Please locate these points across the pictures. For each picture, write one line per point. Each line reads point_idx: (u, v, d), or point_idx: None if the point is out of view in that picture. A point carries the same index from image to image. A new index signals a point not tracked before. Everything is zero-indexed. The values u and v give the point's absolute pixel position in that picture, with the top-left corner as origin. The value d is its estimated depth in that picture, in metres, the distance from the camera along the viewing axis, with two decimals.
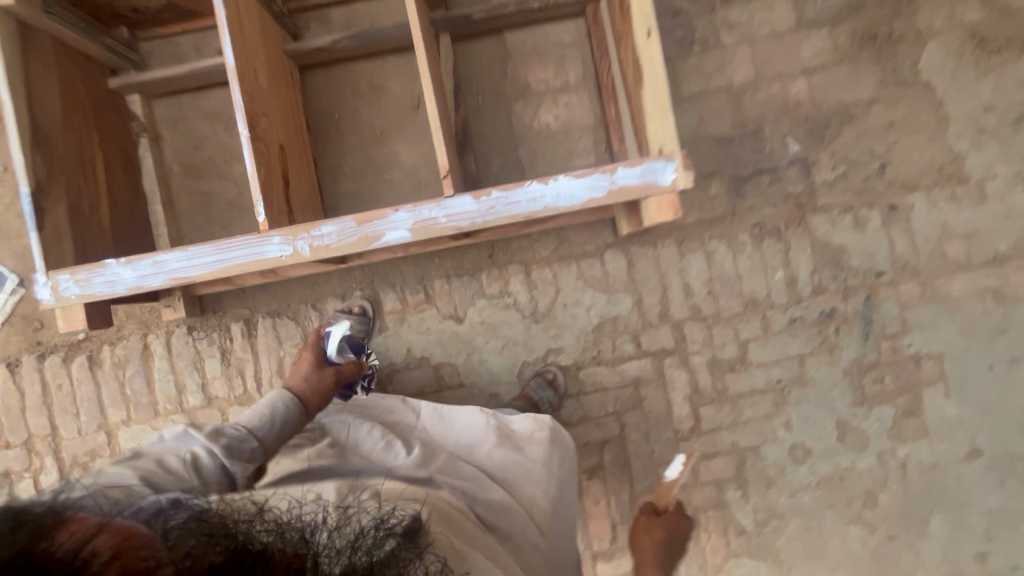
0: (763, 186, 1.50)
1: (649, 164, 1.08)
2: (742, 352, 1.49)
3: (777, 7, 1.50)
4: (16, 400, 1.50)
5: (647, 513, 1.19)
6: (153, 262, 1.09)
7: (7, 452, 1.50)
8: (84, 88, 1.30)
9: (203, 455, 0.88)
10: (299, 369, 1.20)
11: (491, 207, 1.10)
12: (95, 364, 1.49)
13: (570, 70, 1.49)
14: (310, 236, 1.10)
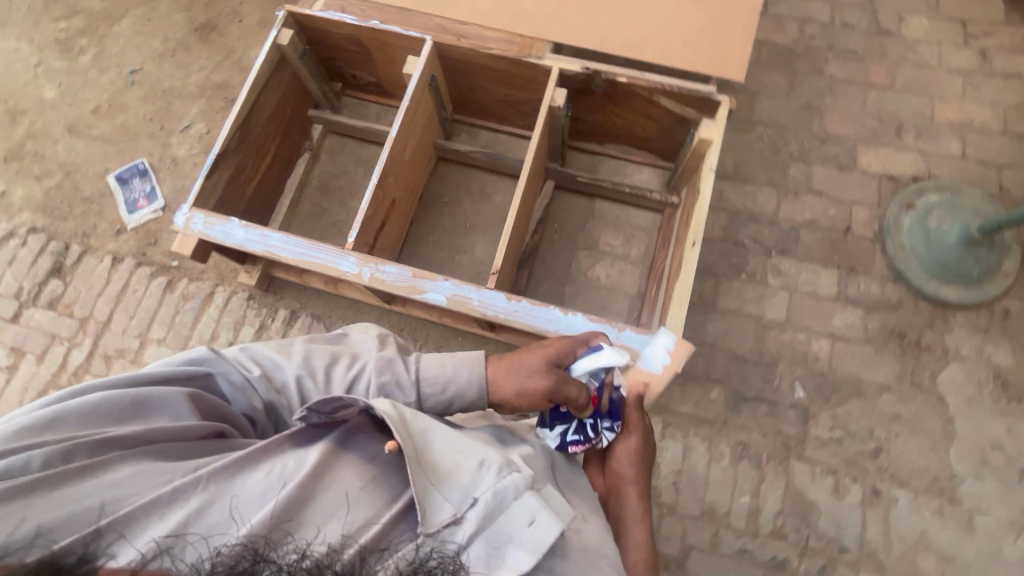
0: (758, 412, 1.62)
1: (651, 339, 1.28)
2: (682, 555, 1.50)
3: (824, 276, 1.72)
4: (99, 285, 1.81)
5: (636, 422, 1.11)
6: (261, 234, 1.41)
7: (63, 319, 1.78)
8: (291, 108, 1.77)
9: (365, 378, 0.93)
10: (532, 353, 1.04)
11: (515, 310, 1.32)
12: (171, 288, 1.80)
13: (634, 247, 1.77)
14: (375, 268, 1.37)
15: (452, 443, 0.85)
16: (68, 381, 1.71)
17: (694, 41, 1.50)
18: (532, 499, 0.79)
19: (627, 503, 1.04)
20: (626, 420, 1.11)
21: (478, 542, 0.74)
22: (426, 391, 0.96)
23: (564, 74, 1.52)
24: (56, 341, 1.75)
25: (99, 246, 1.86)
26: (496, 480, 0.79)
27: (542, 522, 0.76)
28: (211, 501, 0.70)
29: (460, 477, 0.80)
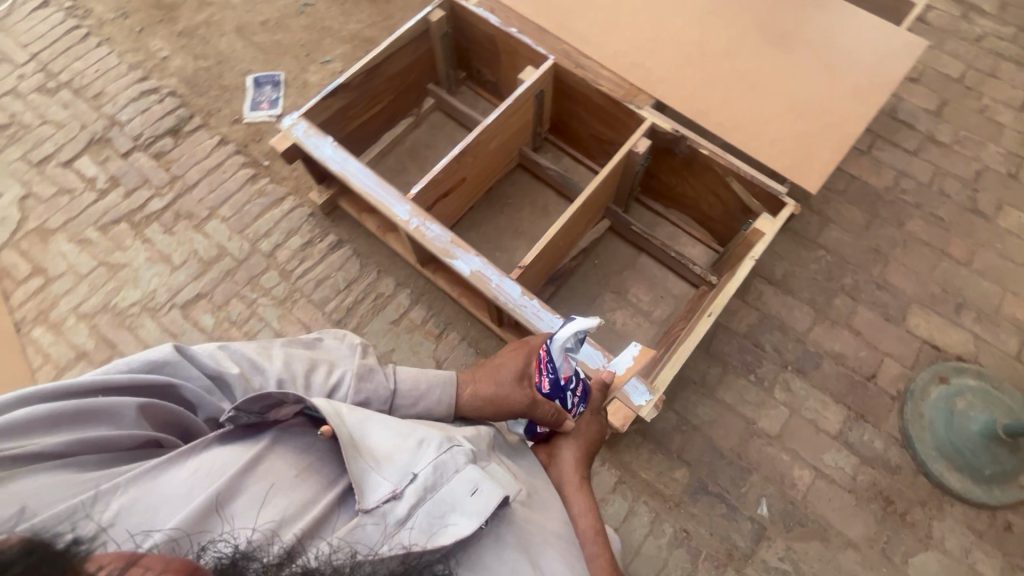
0: (714, 509, 1.58)
1: (633, 382, 1.31)
2: None
3: (832, 410, 1.69)
4: (199, 156, 2.05)
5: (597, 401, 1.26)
6: (344, 158, 1.58)
7: (159, 171, 2.02)
8: (415, 75, 1.98)
9: (342, 386, 0.98)
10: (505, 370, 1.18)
11: (524, 305, 1.40)
12: (253, 181, 2.01)
13: (659, 309, 1.82)
14: (422, 222, 1.50)
15: (388, 431, 0.90)
16: (139, 220, 1.93)
17: (782, 143, 1.59)
18: (473, 472, 0.87)
19: (568, 466, 1.16)
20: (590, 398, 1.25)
21: (419, 514, 0.82)
22: (405, 401, 1.04)
23: (654, 129, 1.63)
24: (145, 185, 1.99)
25: (215, 127, 2.12)
26: (435, 457, 0.87)
27: (484, 488, 0.85)
28: (139, 505, 0.71)
29: (399, 459, 0.86)
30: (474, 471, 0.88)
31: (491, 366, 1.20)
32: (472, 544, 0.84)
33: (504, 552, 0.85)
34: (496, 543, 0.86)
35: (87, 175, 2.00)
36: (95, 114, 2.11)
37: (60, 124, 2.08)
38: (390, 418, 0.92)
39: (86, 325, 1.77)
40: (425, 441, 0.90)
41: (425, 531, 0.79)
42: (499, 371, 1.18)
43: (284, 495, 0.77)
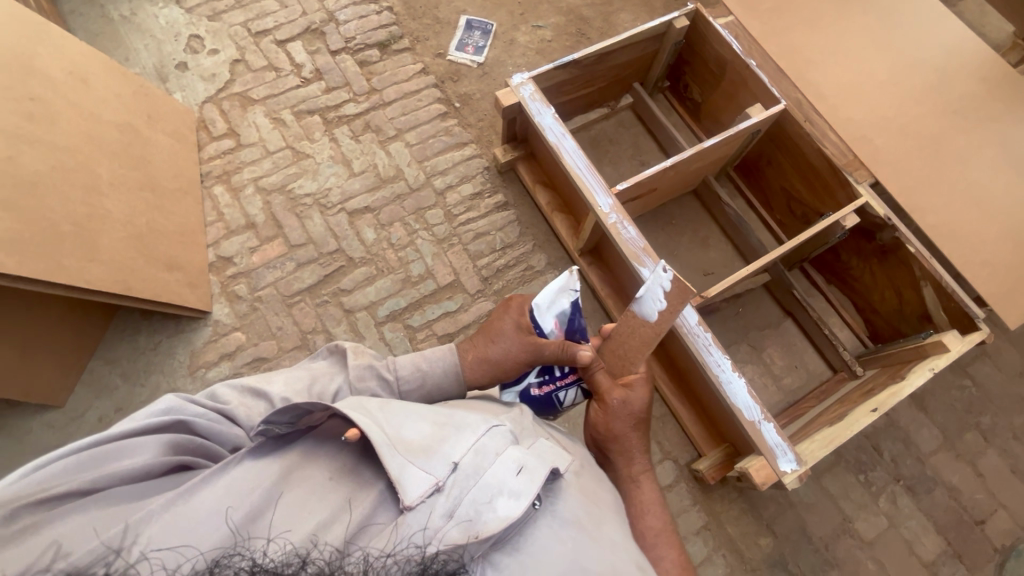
0: None
1: (784, 446, 1.31)
2: None
3: (930, 539, 1.66)
4: (400, 77, 2.10)
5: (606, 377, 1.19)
6: (562, 134, 1.61)
7: (361, 79, 2.08)
8: (629, 71, 1.98)
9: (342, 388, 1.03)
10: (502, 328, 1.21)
11: (697, 335, 1.40)
12: (442, 118, 2.05)
13: (789, 378, 1.80)
14: (619, 221, 1.52)
15: (417, 424, 0.87)
16: (332, 119, 2.00)
17: (990, 266, 1.54)
18: (514, 452, 0.83)
19: (629, 464, 1.18)
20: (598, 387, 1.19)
21: (465, 503, 0.76)
22: (409, 384, 1.09)
23: (866, 208, 1.60)
24: (345, 89, 2.05)
25: (420, 53, 2.16)
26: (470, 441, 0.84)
27: (528, 465, 0.82)
28: (174, 527, 0.66)
29: (432, 449, 0.81)
30: (515, 450, 0.84)
31: (491, 325, 1.23)
32: (527, 526, 0.79)
33: (562, 534, 0.80)
34: (552, 520, 0.81)
35: (296, 60, 2.07)
36: (317, 5, 2.18)
37: (284, 3, 2.16)
38: (417, 411, 0.90)
39: (262, 200, 1.85)
40: (459, 425, 0.88)
41: (470, 518, 0.74)
42: (493, 331, 1.20)
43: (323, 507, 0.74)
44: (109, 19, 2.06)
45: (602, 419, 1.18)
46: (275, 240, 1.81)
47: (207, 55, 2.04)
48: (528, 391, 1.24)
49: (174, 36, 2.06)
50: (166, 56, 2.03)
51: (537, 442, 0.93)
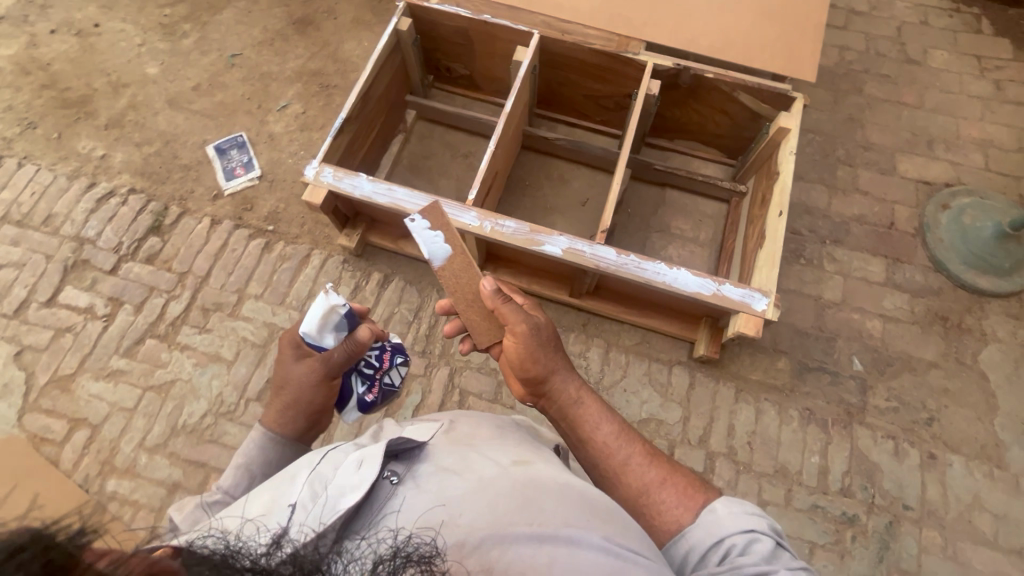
0: (822, 381, 1.75)
1: (749, 291, 1.41)
2: (759, 509, 1.59)
3: (874, 264, 1.91)
4: (198, 243, 1.89)
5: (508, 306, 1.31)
6: (388, 188, 1.54)
7: (163, 273, 1.84)
8: (395, 91, 1.93)
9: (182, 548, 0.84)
10: (286, 366, 1.16)
11: (626, 263, 1.45)
12: (268, 249, 1.89)
13: (703, 232, 1.94)
14: (494, 222, 1.50)
15: (261, 499, 0.85)
16: (166, 330, 1.76)
17: (769, 46, 1.73)
18: (353, 455, 0.85)
19: (567, 397, 1.28)
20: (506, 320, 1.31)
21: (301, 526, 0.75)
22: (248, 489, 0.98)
23: (657, 68, 1.72)
24: (156, 293, 1.81)
25: (197, 208, 1.95)
26: (306, 479, 0.84)
27: (366, 456, 0.83)
28: None
29: (270, 508, 0.81)
30: (354, 453, 0.86)
31: (277, 376, 1.16)
32: (386, 502, 0.80)
33: (422, 485, 0.82)
34: (418, 488, 0.82)
35: (81, 305, 1.79)
36: (57, 240, 1.88)
37: (20, 263, 1.84)
38: (264, 488, 0.88)
39: (163, 456, 1.61)
40: (296, 474, 0.88)
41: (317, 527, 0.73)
42: (280, 379, 1.14)
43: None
44: None
45: (521, 355, 1.30)
46: (209, 479, 1.59)
47: None
48: (365, 400, 1.40)
49: None
50: None
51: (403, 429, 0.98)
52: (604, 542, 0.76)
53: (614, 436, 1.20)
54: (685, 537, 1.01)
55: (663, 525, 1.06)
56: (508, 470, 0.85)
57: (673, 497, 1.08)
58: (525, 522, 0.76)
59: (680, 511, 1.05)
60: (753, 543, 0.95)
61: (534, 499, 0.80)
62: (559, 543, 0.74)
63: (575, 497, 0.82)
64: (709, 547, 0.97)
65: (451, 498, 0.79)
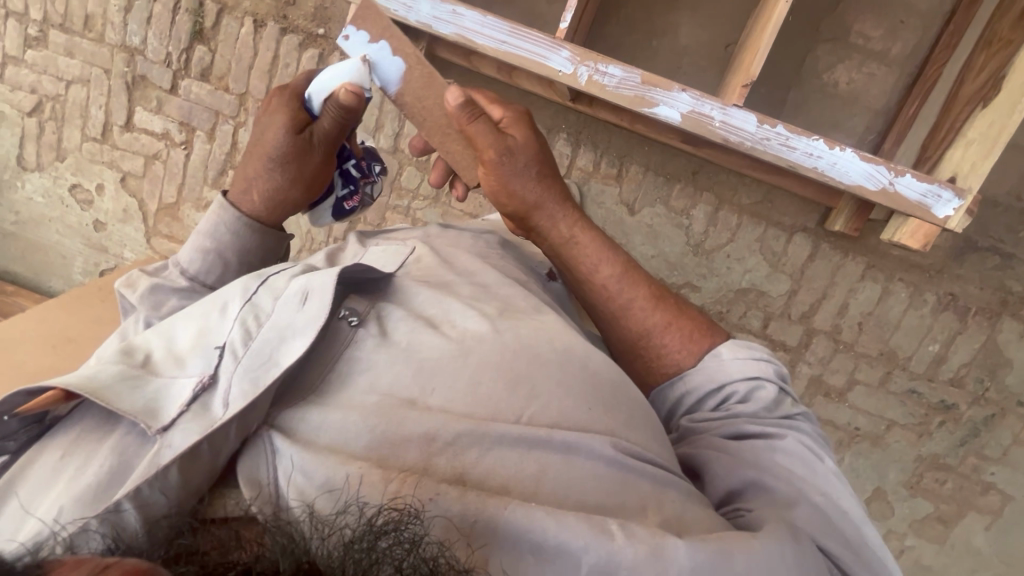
0: (986, 264, 1.42)
1: (936, 188, 1.04)
2: (846, 387, 1.54)
3: None
4: (248, 55, 1.64)
5: (479, 129, 0.95)
6: (452, 11, 1.14)
7: (223, 95, 1.68)
8: None
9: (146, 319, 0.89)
10: (269, 128, 0.96)
11: (767, 139, 1.08)
12: (324, 65, 1.61)
13: (899, 43, 1.34)
14: (594, 68, 1.11)
15: (189, 328, 0.76)
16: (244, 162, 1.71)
17: None
18: (298, 284, 0.77)
19: (557, 236, 1.02)
20: (475, 145, 0.97)
21: (234, 382, 0.65)
22: (219, 275, 0.97)
23: None
24: (224, 119, 1.69)
25: (236, 5, 1.62)
26: (241, 310, 0.75)
27: (314, 288, 0.75)
28: None
29: (195, 347, 0.72)
30: (299, 281, 0.77)
31: (257, 136, 0.98)
32: (348, 347, 0.74)
33: (392, 336, 0.75)
34: (380, 342, 0.74)
35: (158, 131, 1.74)
36: (106, 50, 1.70)
37: (84, 79, 1.74)
38: (189, 314, 0.79)
39: None
40: (228, 303, 0.78)
41: (252, 384, 0.65)
42: (259, 151, 0.97)
43: (79, 468, 0.61)
44: (13, 234, 1.94)
45: (505, 189, 0.99)
46: None
47: (100, 197, 1.83)
48: (344, 208, 1.11)
49: (63, 203, 1.86)
50: (81, 227, 1.87)
51: (364, 255, 1.02)
52: (608, 451, 0.66)
53: (612, 279, 0.99)
54: (683, 380, 0.91)
55: (659, 371, 0.95)
56: (489, 330, 0.77)
57: (672, 339, 0.94)
58: (515, 411, 0.68)
59: (683, 354, 0.93)
60: (756, 395, 0.84)
61: (520, 378, 0.71)
62: (553, 449, 0.64)
63: (570, 368, 0.75)
64: (707, 391, 0.88)
65: (434, 363, 0.71)
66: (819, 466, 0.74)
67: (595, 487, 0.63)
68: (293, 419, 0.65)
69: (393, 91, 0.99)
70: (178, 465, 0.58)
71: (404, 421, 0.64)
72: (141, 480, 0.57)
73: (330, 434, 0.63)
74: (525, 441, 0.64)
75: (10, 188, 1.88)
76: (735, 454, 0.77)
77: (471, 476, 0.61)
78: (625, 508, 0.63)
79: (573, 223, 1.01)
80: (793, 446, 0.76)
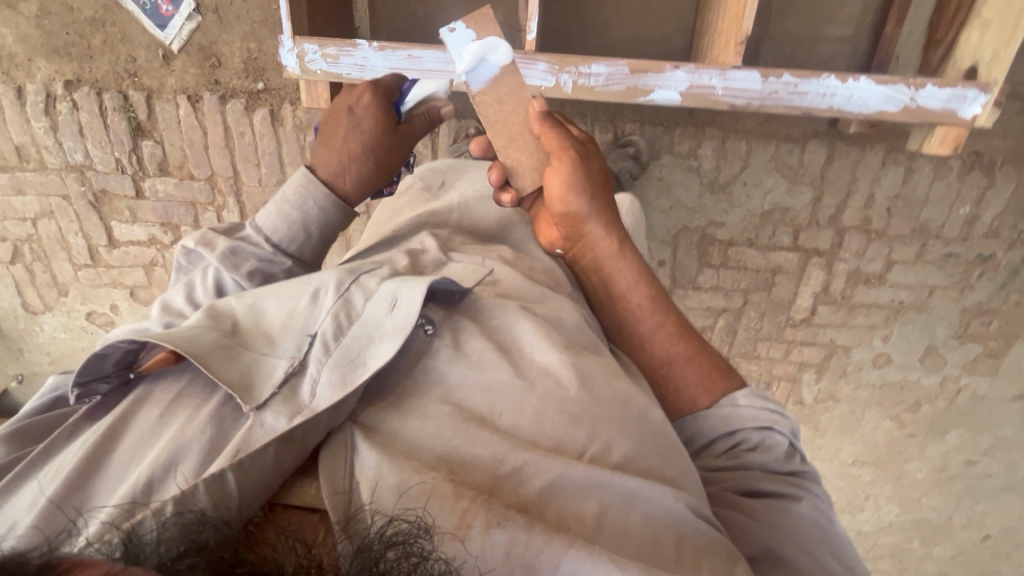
0: (1006, 112, 1.38)
1: (961, 90, 0.99)
2: (885, 269, 1.58)
3: None
4: (198, 136, 1.53)
5: (559, 133, 0.89)
6: (409, 56, 1.05)
7: (191, 184, 1.59)
8: None
9: (227, 283, 0.85)
10: (360, 121, 0.94)
11: (775, 92, 1.01)
12: (279, 121, 1.49)
13: None
14: (577, 72, 1.03)
15: (276, 303, 0.70)
16: None
17: None
18: (389, 286, 0.69)
19: (603, 246, 0.91)
20: (549, 144, 0.89)
21: (325, 371, 0.61)
22: (300, 245, 0.92)
23: None
24: (202, 208, 1.62)
25: (162, 87, 1.49)
26: (333, 305, 0.67)
27: (403, 296, 0.67)
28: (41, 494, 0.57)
29: (291, 327, 0.66)
30: (389, 283, 0.70)
31: (339, 127, 0.94)
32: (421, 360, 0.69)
33: (466, 352, 0.70)
34: (456, 351, 0.70)
35: (144, 239, 1.68)
36: (53, 176, 1.60)
37: (47, 211, 1.65)
38: (277, 286, 0.73)
39: None
40: (320, 290, 0.70)
41: (340, 380, 0.61)
42: (352, 142, 0.94)
43: (185, 421, 0.59)
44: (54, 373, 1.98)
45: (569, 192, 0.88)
46: None
47: (119, 316, 1.83)
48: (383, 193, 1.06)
49: (86, 331, 1.87)
50: None
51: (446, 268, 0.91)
52: (677, 506, 0.61)
53: (643, 301, 0.90)
54: (696, 420, 0.84)
55: (680, 408, 0.86)
56: (568, 360, 0.71)
57: (696, 378, 0.85)
58: (579, 444, 0.64)
59: (698, 393, 0.84)
60: (769, 447, 0.79)
61: (585, 412, 0.66)
62: (614, 494, 0.59)
63: (634, 415, 0.69)
64: (722, 435, 0.82)
65: (501, 415, 0.65)
66: (830, 534, 0.71)
67: (649, 538, 0.58)
68: (374, 417, 0.63)
69: (474, 88, 0.91)
70: (274, 447, 0.56)
71: (474, 441, 0.60)
72: (233, 458, 0.54)
73: (405, 440, 0.60)
74: (591, 468, 0.60)
75: (31, 334, 1.88)
76: (755, 505, 0.72)
77: (528, 509, 0.57)
78: (677, 564, 0.57)
79: (619, 240, 0.92)
80: (809, 510, 0.72)
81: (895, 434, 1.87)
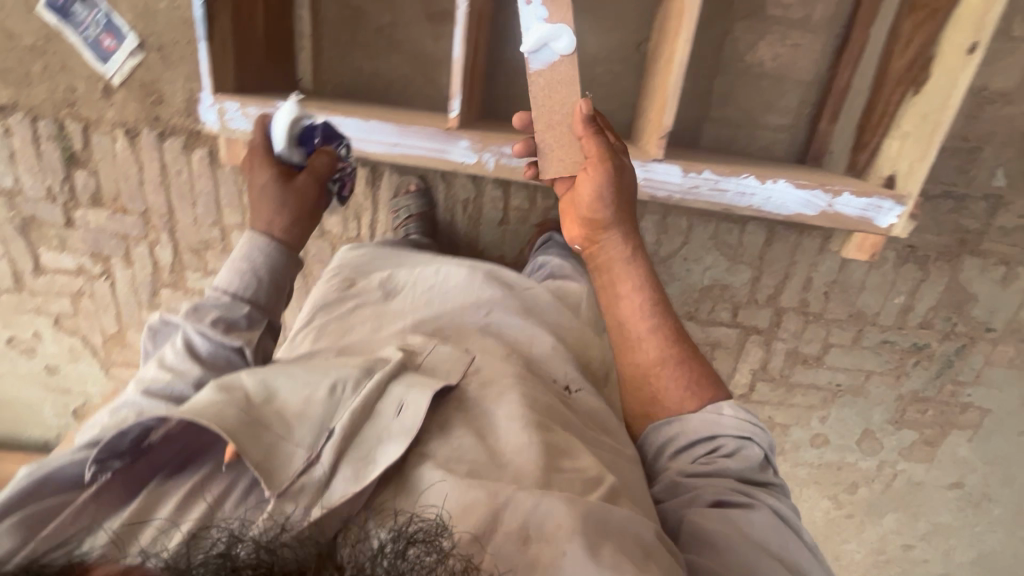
0: (940, 210, 1.40)
1: (876, 200, 1.00)
2: (822, 351, 1.57)
3: None
4: (134, 170, 1.49)
5: (599, 141, 0.91)
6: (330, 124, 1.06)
7: (124, 217, 1.54)
8: None
9: (195, 338, 0.85)
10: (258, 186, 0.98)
11: (695, 187, 1.01)
12: (217, 162, 1.46)
13: (820, 4, 1.22)
14: (498, 152, 1.03)
15: (289, 381, 0.76)
16: (172, 278, 1.62)
17: None
18: (398, 390, 0.78)
19: (619, 251, 0.93)
20: (587, 150, 0.91)
21: (342, 466, 0.69)
22: (254, 291, 0.94)
23: None
24: (134, 242, 1.57)
25: (100, 118, 1.45)
26: (351, 402, 0.75)
27: (410, 399, 0.76)
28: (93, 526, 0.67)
29: (302, 415, 0.73)
30: (399, 388, 0.78)
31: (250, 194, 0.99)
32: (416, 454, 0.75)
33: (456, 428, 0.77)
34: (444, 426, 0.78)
35: (72, 268, 1.62)
36: None
37: None
38: (290, 368, 0.78)
39: None
40: (337, 384, 0.77)
41: (355, 475, 0.69)
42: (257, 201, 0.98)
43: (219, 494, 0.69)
44: None
45: (598, 203, 0.91)
46: None
47: (41, 343, 1.75)
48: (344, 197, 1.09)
49: (6, 357, 1.78)
50: (34, 375, 1.81)
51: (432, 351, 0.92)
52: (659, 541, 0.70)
53: (644, 305, 0.91)
54: (681, 422, 0.88)
55: (658, 411, 0.91)
56: (535, 440, 0.77)
57: (678, 383, 0.89)
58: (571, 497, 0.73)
59: (683, 400, 0.89)
60: (743, 457, 0.83)
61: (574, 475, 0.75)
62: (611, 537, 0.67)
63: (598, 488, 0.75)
64: (699, 442, 0.87)
65: (484, 466, 0.73)
66: (791, 543, 0.75)
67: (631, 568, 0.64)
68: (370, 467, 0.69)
69: (533, 68, 0.94)
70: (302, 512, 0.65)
71: (476, 494, 0.68)
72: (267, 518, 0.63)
73: (413, 497, 0.69)
74: (563, 498, 0.68)
75: None
76: (717, 518, 0.77)
77: (527, 532, 0.66)
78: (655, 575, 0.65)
79: (636, 246, 0.93)
80: (767, 521, 0.76)
81: (833, 514, 1.84)
